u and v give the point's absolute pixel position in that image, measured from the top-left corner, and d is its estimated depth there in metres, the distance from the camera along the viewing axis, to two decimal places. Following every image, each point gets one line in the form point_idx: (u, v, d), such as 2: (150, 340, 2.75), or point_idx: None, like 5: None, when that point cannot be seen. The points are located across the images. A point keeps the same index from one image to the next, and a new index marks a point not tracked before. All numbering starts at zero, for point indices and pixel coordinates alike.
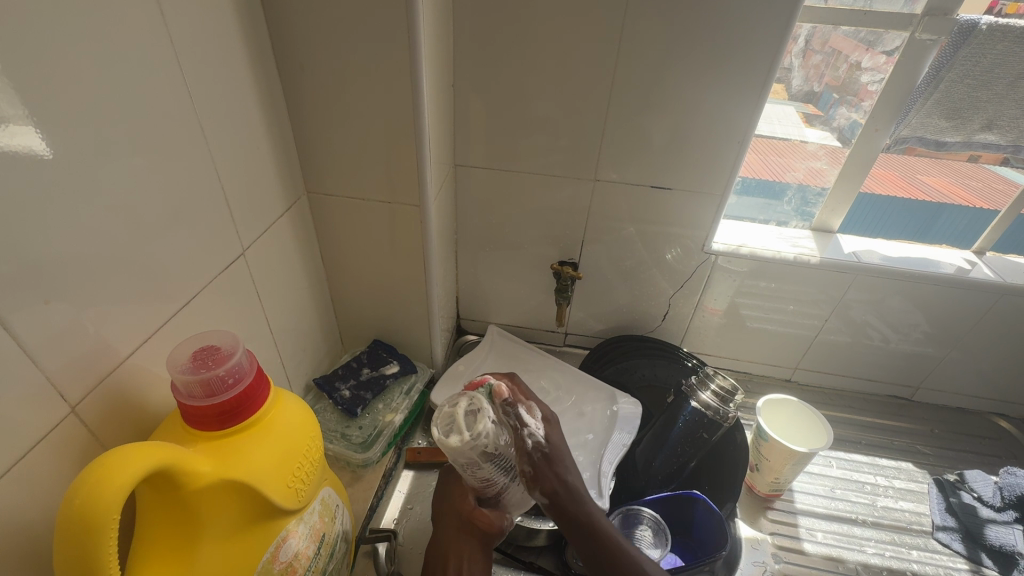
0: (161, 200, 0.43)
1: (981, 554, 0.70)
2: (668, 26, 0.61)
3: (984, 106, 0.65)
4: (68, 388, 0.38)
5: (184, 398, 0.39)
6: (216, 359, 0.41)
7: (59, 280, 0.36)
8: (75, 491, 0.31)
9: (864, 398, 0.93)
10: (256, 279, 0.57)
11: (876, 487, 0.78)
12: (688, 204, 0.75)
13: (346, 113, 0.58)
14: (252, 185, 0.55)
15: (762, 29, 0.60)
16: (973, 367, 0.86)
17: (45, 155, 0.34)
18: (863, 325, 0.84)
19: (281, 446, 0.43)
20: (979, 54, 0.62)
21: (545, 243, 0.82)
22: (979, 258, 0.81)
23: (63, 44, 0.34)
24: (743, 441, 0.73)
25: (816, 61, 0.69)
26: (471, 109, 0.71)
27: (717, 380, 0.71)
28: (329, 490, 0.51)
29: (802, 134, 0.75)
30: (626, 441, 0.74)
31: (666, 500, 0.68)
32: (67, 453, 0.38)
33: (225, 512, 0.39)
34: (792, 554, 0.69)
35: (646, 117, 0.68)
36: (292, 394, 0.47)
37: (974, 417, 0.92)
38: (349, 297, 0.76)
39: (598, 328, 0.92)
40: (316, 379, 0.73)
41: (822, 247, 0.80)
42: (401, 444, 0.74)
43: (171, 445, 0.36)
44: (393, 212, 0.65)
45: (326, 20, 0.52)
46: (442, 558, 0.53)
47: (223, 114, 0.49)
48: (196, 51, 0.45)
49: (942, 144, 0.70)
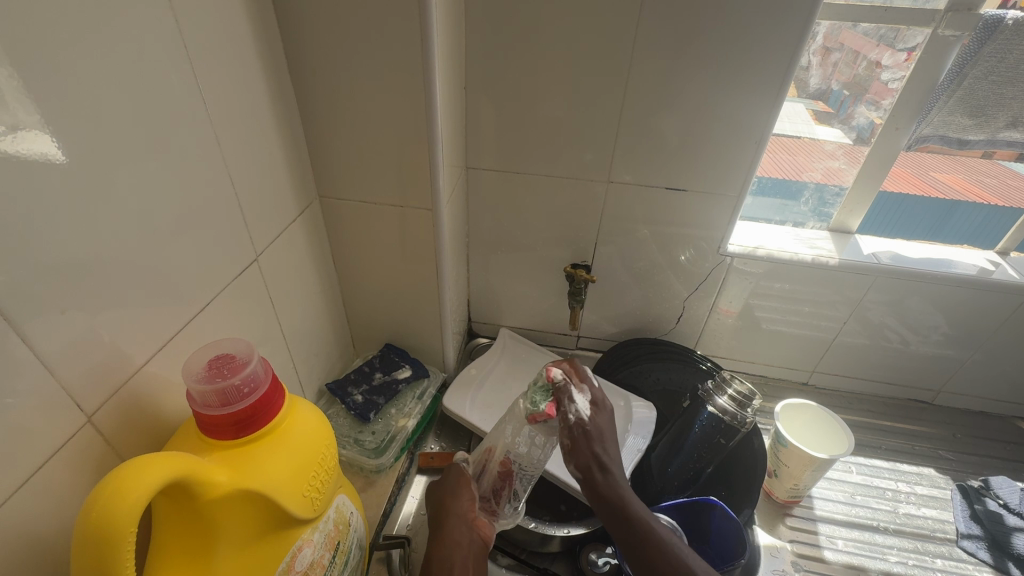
0: (175, 207, 0.43)
1: (1008, 563, 0.68)
2: (684, 24, 0.60)
3: (1009, 103, 0.63)
4: (84, 398, 0.37)
5: (199, 407, 0.39)
6: (231, 367, 0.41)
7: (74, 289, 0.36)
8: (93, 503, 0.31)
9: (882, 402, 0.91)
10: (269, 285, 0.57)
11: (897, 494, 0.77)
12: (703, 205, 0.73)
13: (358, 116, 0.58)
14: (265, 190, 0.55)
15: (780, 26, 0.59)
16: (995, 369, 0.84)
17: (58, 159, 0.34)
18: (883, 327, 0.82)
19: (297, 455, 0.42)
20: (1004, 50, 0.60)
21: (558, 245, 0.81)
22: (1002, 259, 0.79)
23: (77, 51, 0.34)
24: (760, 447, 0.71)
25: (832, 59, 0.68)
26: (483, 111, 0.70)
27: (735, 384, 0.69)
28: (344, 498, 0.51)
29: (813, 132, 0.73)
30: (641, 446, 0.73)
31: (683, 507, 0.66)
32: (84, 463, 0.38)
33: (241, 522, 0.39)
34: (812, 562, 0.68)
35: (660, 117, 0.67)
36: (307, 401, 0.46)
37: (995, 420, 0.90)
38: (361, 302, 0.76)
39: (611, 331, 0.91)
40: (328, 384, 0.72)
41: (840, 249, 0.78)
42: (413, 449, 0.73)
43: (187, 456, 0.36)
44: (405, 216, 0.65)
45: (338, 23, 0.52)
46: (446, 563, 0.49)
47: (237, 119, 0.49)
48: (210, 57, 0.44)
49: (964, 143, 0.68)
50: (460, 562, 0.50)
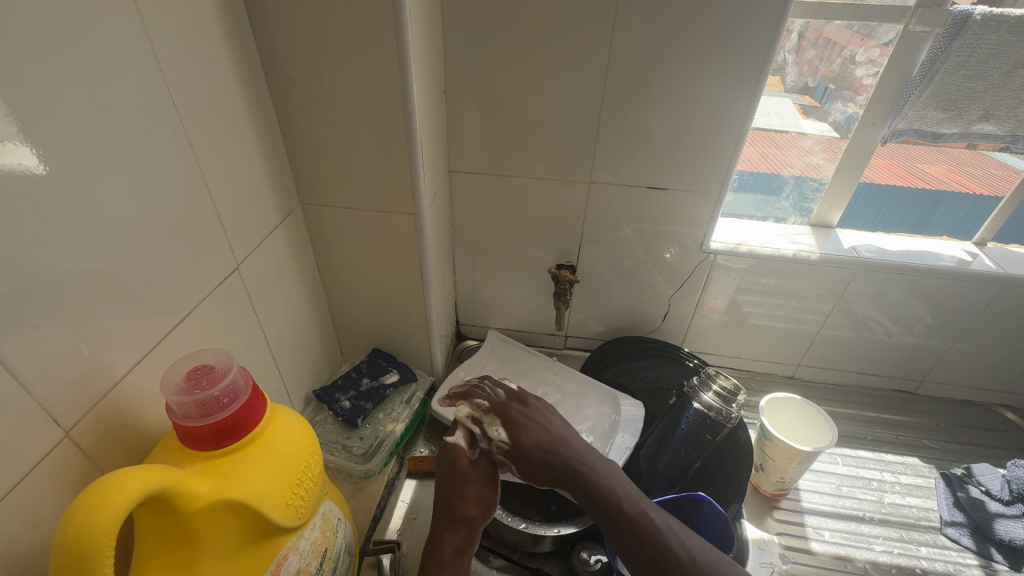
0: (152, 218, 0.43)
1: (991, 549, 0.70)
2: (660, 24, 0.60)
3: (981, 96, 0.64)
4: (61, 413, 0.37)
5: (179, 419, 0.39)
6: (210, 378, 0.41)
7: (50, 304, 0.35)
8: (68, 520, 0.31)
9: (868, 392, 0.93)
10: (251, 293, 0.57)
11: (883, 484, 0.78)
12: (686, 203, 0.74)
13: (337, 122, 0.58)
14: (244, 198, 0.54)
15: (754, 24, 0.59)
16: (977, 358, 0.86)
17: (39, 170, 0.34)
18: (866, 319, 0.83)
19: (279, 464, 0.42)
20: (974, 45, 0.60)
21: (543, 246, 0.82)
22: (980, 249, 0.81)
23: (48, 61, 0.34)
24: (747, 440, 0.73)
25: (811, 56, 0.70)
26: (464, 114, 0.70)
27: (719, 381, 0.70)
28: (331, 505, 0.51)
29: (801, 125, 0.74)
30: (630, 443, 0.74)
31: (671, 503, 0.67)
32: (62, 478, 0.38)
33: (223, 532, 0.39)
34: (799, 554, 0.69)
35: (640, 115, 0.67)
36: (290, 409, 0.46)
37: (977, 409, 0.91)
38: (348, 307, 0.76)
39: (599, 330, 0.92)
40: (315, 391, 0.72)
41: (821, 244, 0.79)
42: (402, 453, 0.74)
43: (167, 469, 0.36)
44: (389, 221, 0.65)
45: (314, 30, 0.52)
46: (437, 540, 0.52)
47: (213, 128, 0.49)
48: (183, 67, 0.44)
49: (938, 137, 0.68)
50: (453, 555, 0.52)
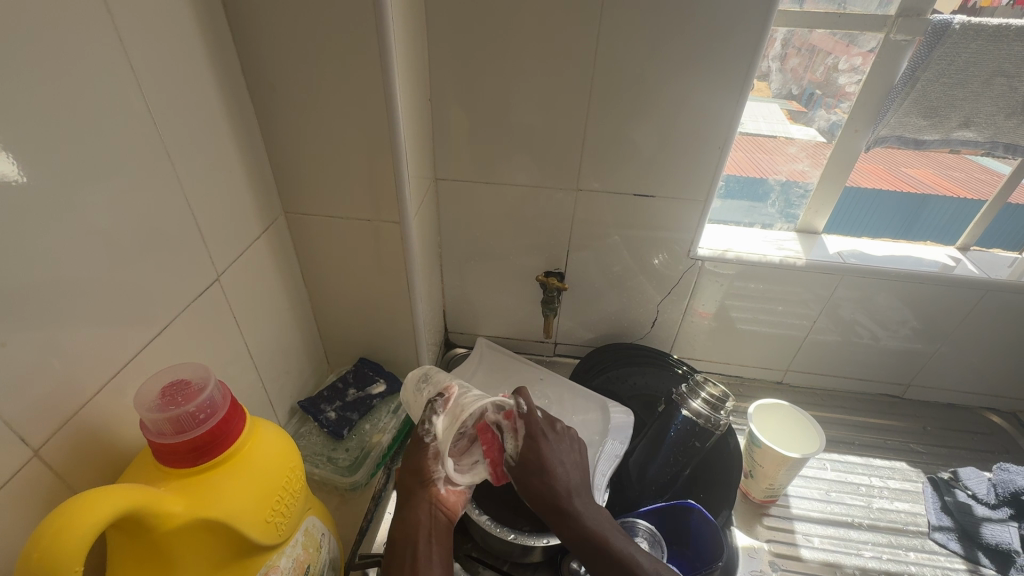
0: (129, 229, 0.42)
1: (978, 553, 0.70)
2: (644, 31, 0.60)
3: (961, 103, 0.64)
4: (30, 431, 0.36)
5: (153, 436, 0.38)
6: (185, 394, 0.40)
7: (17, 320, 0.34)
8: (33, 543, 0.29)
9: (857, 397, 0.93)
10: (232, 305, 0.56)
11: (871, 489, 0.78)
12: (674, 209, 0.74)
13: (320, 130, 0.57)
14: (224, 208, 0.53)
15: (737, 32, 0.60)
16: (961, 362, 0.87)
17: (14, 178, 0.33)
18: (853, 323, 0.83)
19: (259, 481, 0.41)
20: (952, 55, 0.61)
21: (532, 253, 0.81)
22: (963, 254, 0.82)
23: (20, 69, 0.33)
24: (736, 447, 0.73)
25: (795, 63, 0.69)
26: (450, 120, 0.70)
27: (708, 388, 0.71)
28: (313, 520, 0.50)
29: (788, 130, 0.74)
30: (620, 451, 0.73)
31: (661, 511, 0.66)
32: (32, 498, 0.37)
33: (200, 550, 0.38)
34: (789, 561, 0.68)
35: (626, 122, 0.67)
36: (270, 424, 0.45)
37: (965, 412, 0.92)
38: (333, 317, 0.75)
39: (588, 337, 0.92)
40: (300, 401, 0.71)
41: (808, 249, 0.80)
42: (389, 464, 0.73)
43: (141, 488, 0.35)
44: (374, 229, 0.64)
45: (295, 37, 0.51)
46: (412, 540, 0.53)
47: (191, 137, 0.48)
48: (161, 75, 0.44)
49: (921, 143, 0.69)
50: (424, 543, 0.52)
